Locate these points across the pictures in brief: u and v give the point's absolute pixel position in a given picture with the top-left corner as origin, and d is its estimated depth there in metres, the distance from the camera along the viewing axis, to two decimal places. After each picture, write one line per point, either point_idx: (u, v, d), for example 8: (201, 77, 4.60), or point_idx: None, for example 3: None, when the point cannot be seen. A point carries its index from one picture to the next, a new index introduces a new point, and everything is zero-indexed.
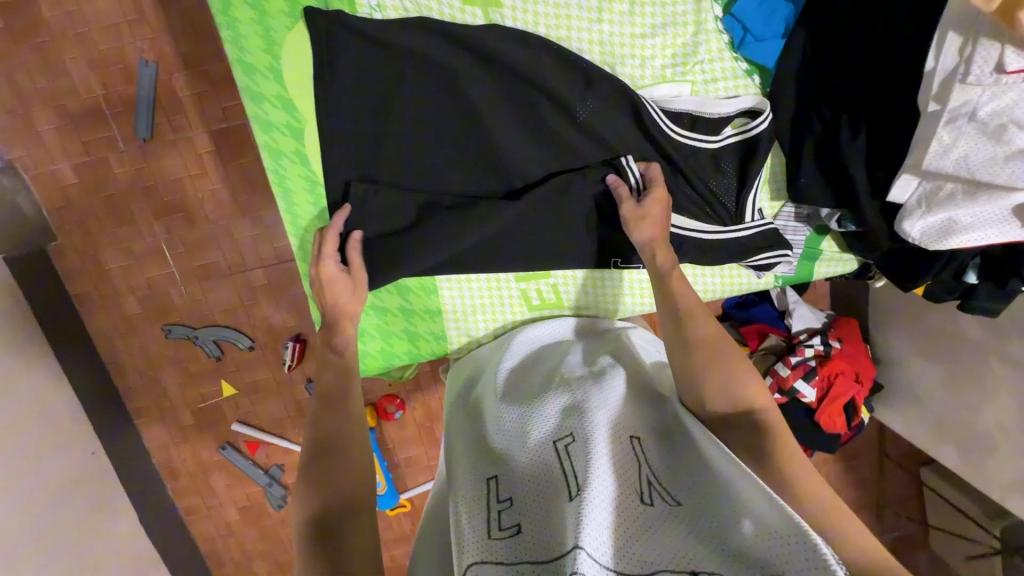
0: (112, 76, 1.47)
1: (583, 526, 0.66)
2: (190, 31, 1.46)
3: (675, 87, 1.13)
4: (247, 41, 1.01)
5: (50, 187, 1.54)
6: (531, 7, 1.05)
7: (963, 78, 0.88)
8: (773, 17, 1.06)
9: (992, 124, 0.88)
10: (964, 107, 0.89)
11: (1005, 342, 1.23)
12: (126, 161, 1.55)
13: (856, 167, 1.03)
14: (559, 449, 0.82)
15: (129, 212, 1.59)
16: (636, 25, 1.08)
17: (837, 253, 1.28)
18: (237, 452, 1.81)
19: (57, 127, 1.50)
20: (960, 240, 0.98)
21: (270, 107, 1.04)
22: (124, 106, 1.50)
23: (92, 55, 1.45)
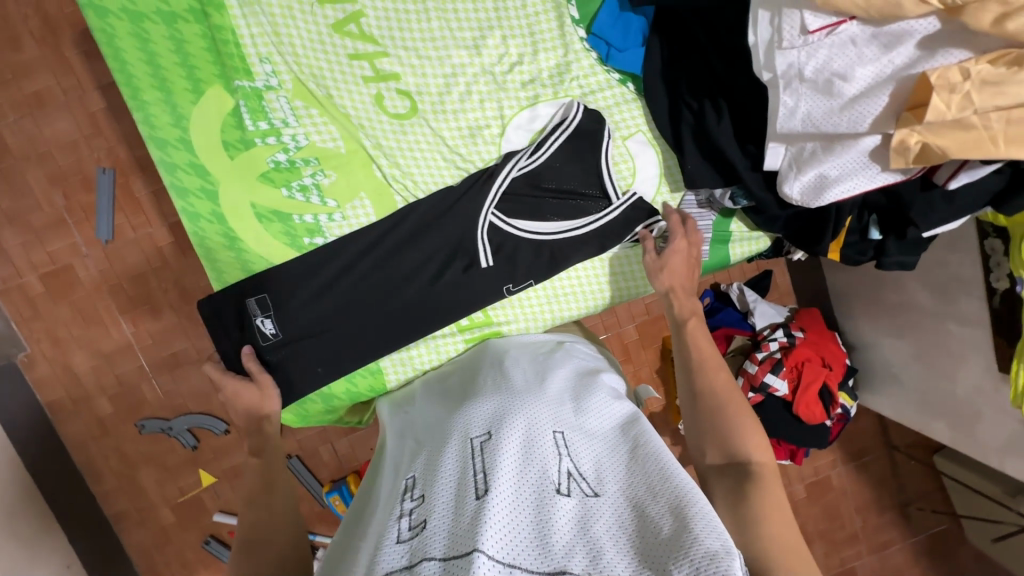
0: (73, 187, 1.43)
1: (485, 523, 0.45)
2: (141, 135, 1.44)
3: (557, 106, 0.85)
4: (158, 119, 0.79)
5: (20, 302, 1.45)
6: (419, 48, 0.82)
7: (787, 39, 0.62)
8: (629, 29, 0.82)
9: (820, 80, 0.62)
10: (791, 71, 0.63)
11: (953, 304, 1.23)
12: (93, 265, 1.47)
13: (729, 147, 0.77)
14: (472, 452, 0.57)
15: (96, 310, 1.48)
16: (511, 36, 0.83)
17: (747, 232, 0.91)
18: (223, 545, 1.57)
19: (22, 241, 1.43)
20: (838, 195, 0.70)
21: (186, 177, 0.80)
22: (85, 212, 1.45)
23: (50, 171, 1.41)
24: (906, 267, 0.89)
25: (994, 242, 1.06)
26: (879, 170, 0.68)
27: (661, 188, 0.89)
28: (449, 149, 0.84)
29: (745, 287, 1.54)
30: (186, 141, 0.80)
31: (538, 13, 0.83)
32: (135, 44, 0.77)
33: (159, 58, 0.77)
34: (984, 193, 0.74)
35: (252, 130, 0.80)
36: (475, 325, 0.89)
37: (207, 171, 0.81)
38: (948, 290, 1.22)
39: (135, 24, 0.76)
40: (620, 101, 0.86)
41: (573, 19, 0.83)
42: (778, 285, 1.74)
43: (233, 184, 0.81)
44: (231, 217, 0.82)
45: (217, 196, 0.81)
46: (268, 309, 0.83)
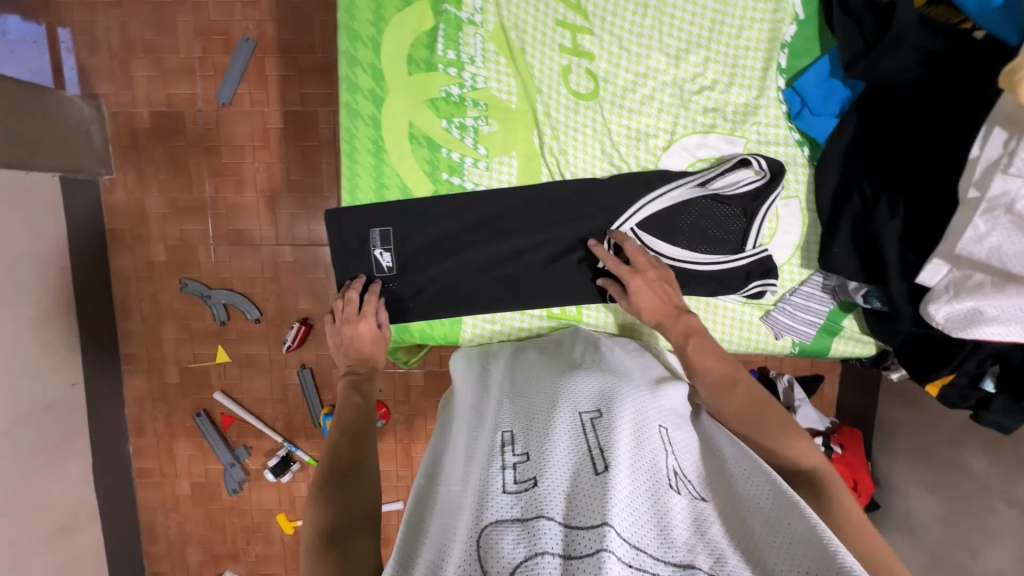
0: (213, 43, 1.34)
1: (610, 500, 0.45)
2: (294, 16, 1.33)
3: (729, 142, 0.84)
4: (360, 13, 0.80)
5: (123, 127, 1.36)
6: (624, 39, 0.81)
7: (1016, 169, 0.60)
8: (831, 99, 0.80)
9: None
10: (1003, 198, 0.62)
11: (1011, 485, 1.18)
12: (200, 120, 1.37)
13: (890, 248, 0.75)
14: (581, 422, 0.57)
15: (185, 160, 1.38)
16: (714, 60, 0.82)
17: (857, 333, 0.89)
18: (211, 425, 1.45)
19: (148, 75, 1.34)
20: (987, 334, 0.68)
21: (361, 77, 0.81)
22: (216, 71, 1.35)
23: (199, 22, 1.33)
24: (1000, 431, 0.85)
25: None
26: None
27: (792, 259, 0.87)
28: (610, 143, 0.84)
29: (796, 384, 1.51)
30: (375, 42, 0.80)
31: (748, 49, 0.82)
32: None
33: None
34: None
35: (439, 55, 0.81)
36: (563, 317, 0.89)
37: (382, 77, 0.81)
38: (1015, 470, 1.17)
39: None
40: (790, 162, 0.85)
41: (780, 67, 0.82)
42: (824, 395, 1.72)
43: (401, 100, 0.82)
44: (387, 127, 0.83)
45: (382, 103, 0.82)
46: (390, 242, 0.85)
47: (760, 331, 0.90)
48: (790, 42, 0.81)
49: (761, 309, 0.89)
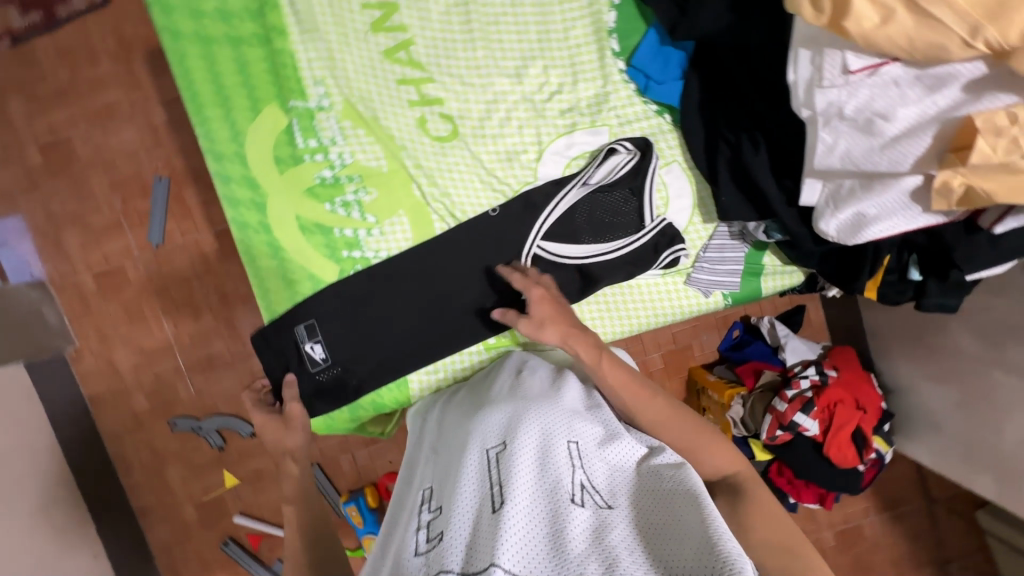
0: (131, 192, 1.40)
1: (498, 542, 0.49)
2: (196, 143, 1.40)
3: (594, 134, 0.87)
4: (218, 134, 0.84)
5: (72, 296, 1.40)
6: (463, 76, 0.85)
7: (828, 78, 0.62)
8: (670, 65, 0.84)
9: (861, 120, 0.62)
10: (830, 108, 0.63)
11: (1002, 354, 1.17)
12: (141, 266, 1.41)
13: (766, 183, 0.77)
14: (486, 464, 0.61)
15: (140, 307, 1.42)
16: (551, 67, 0.86)
17: (780, 266, 0.91)
18: (241, 548, 1.45)
19: (81, 241, 1.39)
20: (876, 233, 0.70)
21: (240, 191, 0.85)
22: (141, 216, 1.40)
23: (112, 177, 1.39)
24: (944, 311, 0.86)
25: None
26: (921, 211, 0.67)
27: (694, 218, 0.90)
28: (484, 171, 0.87)
29: (776, 322, 1.53)
30: (241, 154, 0.85)
31: (580, 46, 0.86)
32: (205, 65, 0.83)
33: (224, 81, 0.83)
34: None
35: (302, 147, 0.85)
36: (501, 345, 0.91)
37: (257, 183, 0.85)
38: (998, 338, 1.17)
39: (204, 47, 0.82)
40: (658, 132, 0.88)
41: (614, 51, 0.85)
42: (811, 320, 1.71)
43: (281, 198, 0.86)
44: (277, 227, 0.86)
45: (264, 207, 0.86)
46: (317, 334, 0.87)
47: (689, 294, 0.92)
48: (615, 26, 0.84)
49: (682, 274, 0.91)
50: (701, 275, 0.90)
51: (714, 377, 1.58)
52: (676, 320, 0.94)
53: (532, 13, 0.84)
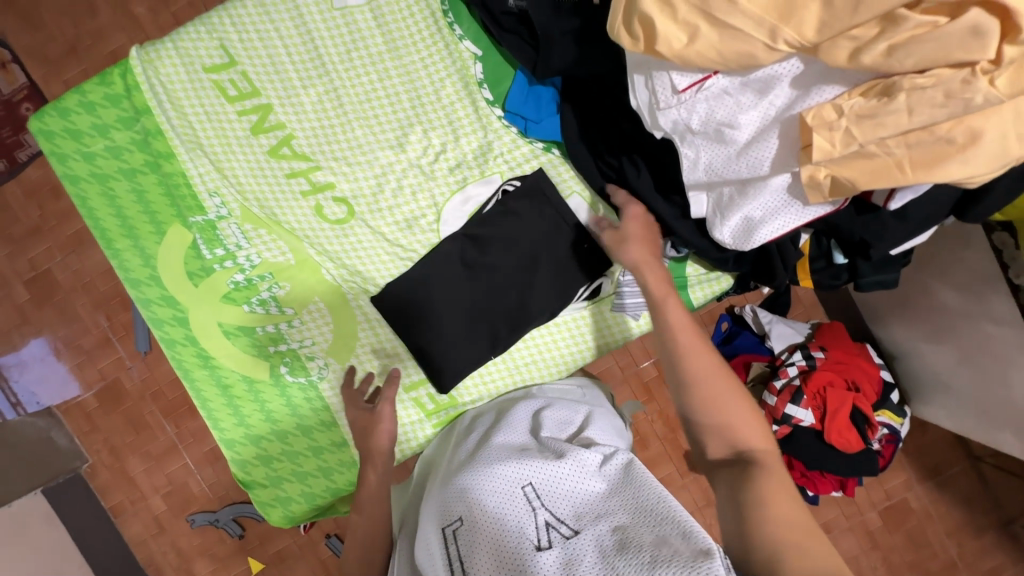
0: (113, 307, 1.44)
1: None
2: None
3: (487, 184, 0.87)
4: (130, 261, 0.88)
5: (78, 416, 1.44)
6: (348, 157, 0.87)
7: (662, 100, 0.60)
8: (542, 104, 0.83)
9: (711, 131, 0.60)
10: (678, 127, 0.62)
11: (985, 305, 1.09)
12: (136, 374, 1.44)
13: (653, 204, 0.75)
14: (448, 541, 0.64)
15: (141, 414, 1.44)
16: (431, 129, 0.87)
17: (706, 274, 0.87)
18: None
19: (76, 363, 1.44)
20: (767, 236, 0.66)
21: (160, 311, 0.88)
22: (126, 328, 1.44)
23: (93, 297, 1.44)
24: (887, 286, 0.81)
25: (1002, 236, 0.94)
26: (804, 205, 0.63)
27: None
28: (388, 242, 0.87)
29: (757, 309, 1.43)
30: (156, 277, 0.88)
31: (454, 103, 0.86)
32: (107, 202, 0.87)
33: (128, 213, 0.87)
34: (931, 202, 0.66)
35: (210, 258, 0.88)
36: (442, 408, 0.91)
37: (176, 301, 0.88)
38: (976, 290, 1.09)
39: (103, 184, 0.87)
40: (550, 168, 0.87)
41: (487, 101, 0.86)
42: (802, 297, 1.61)
43: (201, 310, 0.88)
44: (202, 337, 0.89)
45: (186, 320, 0.88)
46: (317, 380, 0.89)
47: (619, 318, 0.90)
48: (483, 77, 0.85)
49: (607, 301, 0.89)
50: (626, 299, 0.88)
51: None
52: (611, 348, 0.91)
53: (401, 83, 0.86)
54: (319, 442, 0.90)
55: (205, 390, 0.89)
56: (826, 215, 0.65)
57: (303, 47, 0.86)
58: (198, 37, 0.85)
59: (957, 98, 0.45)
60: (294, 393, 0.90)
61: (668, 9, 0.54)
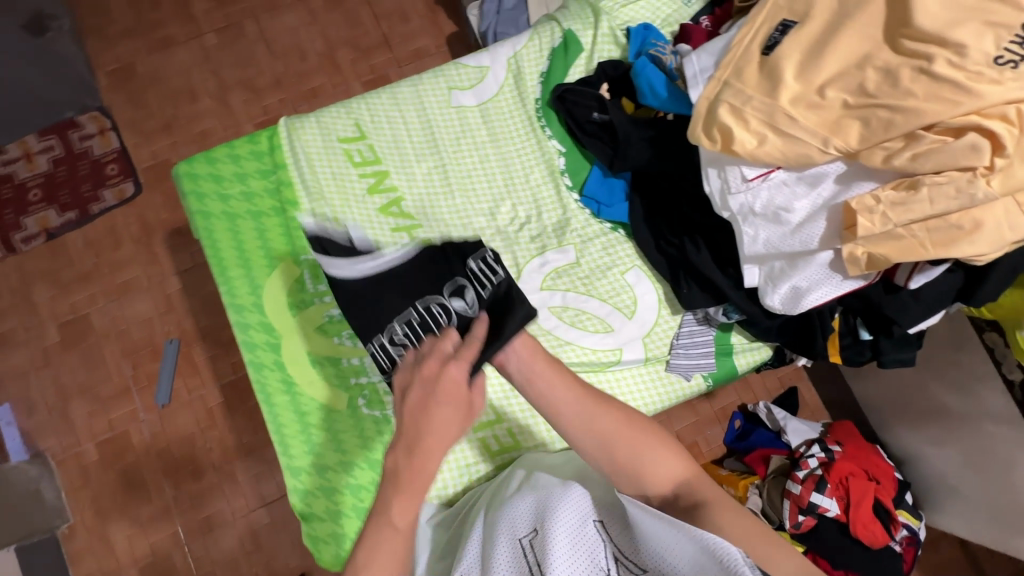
0: (141, 356, 1.44)
1: None
2: (205, 304, 1.49)
3: (562, 252, 1.02)
4: (237, 287, 0.97)
5: (71, 471, 1.37)
6: (447, 219, 1.02)
7: (732, 187, 0.78)
8: (614, 192, 1.02)
9: (770, 213, 0.77)
10: (742, 207, 0.79)
11: (979, 400, 1.21)
12: (147, 429, 1.40)
13: (712, 274, 0.90)
14: (524, 550, 0.69)
15: (141, 473, 1.38)
16: (518, 204, 1.04)
17: (748, 343, 1.00)
18: None
19: (87, 411, 1.40)
20: (813, 302, 0.79)
21: (255, 335, 0.95)
22: (149, 379, 1.43)
23: (124, 345, 1.45)
24: (905, 363, 0.94)
25: (992, 335, 1.13)
26: (843, 277, 0.78)
27: (662, 311, 1.00)
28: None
29: (772, 406, 1.54)
30: (258, 304, 0.97)
31: (540, 186, 1.05)
32: (229, 235, 0.99)
33: (246, 248, 0.99)
34: (944, 290, 0.82)
35: (312, 292, 0.98)
36: (506, 450, 0.97)
37: (272, 327, 0.96)
38: (972, 388, 1.21)
39: (230, 220, 0.99)
40: (616, 244, 1.03)
41: (568, 186, 1.04)
42: (808, 402, 1.71)
43: (295, 338, 0.96)
44: (291, 362, 0.95)
45: (278, 345, 0.96)
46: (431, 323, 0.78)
47: (671, 379, 1.00)
48: (565, 167, 1.04)
49: (662, 362, 0.99)
50: (679, 360, 0.99)
51: (727, 470, 1.54)
52: (664, 407, 1.00)
53: (497, 166, 1.05)
54: (383, 477, 0.92)
55: (282, 413, 0.93)
56: (858, 288, 0.80)
57: (420, 131, 1.05)
58: (338, 116, 1.04)
59: (964, 190, 0.63)
60: (367, 425, 0.94)
61: (742, 121, 0.73)
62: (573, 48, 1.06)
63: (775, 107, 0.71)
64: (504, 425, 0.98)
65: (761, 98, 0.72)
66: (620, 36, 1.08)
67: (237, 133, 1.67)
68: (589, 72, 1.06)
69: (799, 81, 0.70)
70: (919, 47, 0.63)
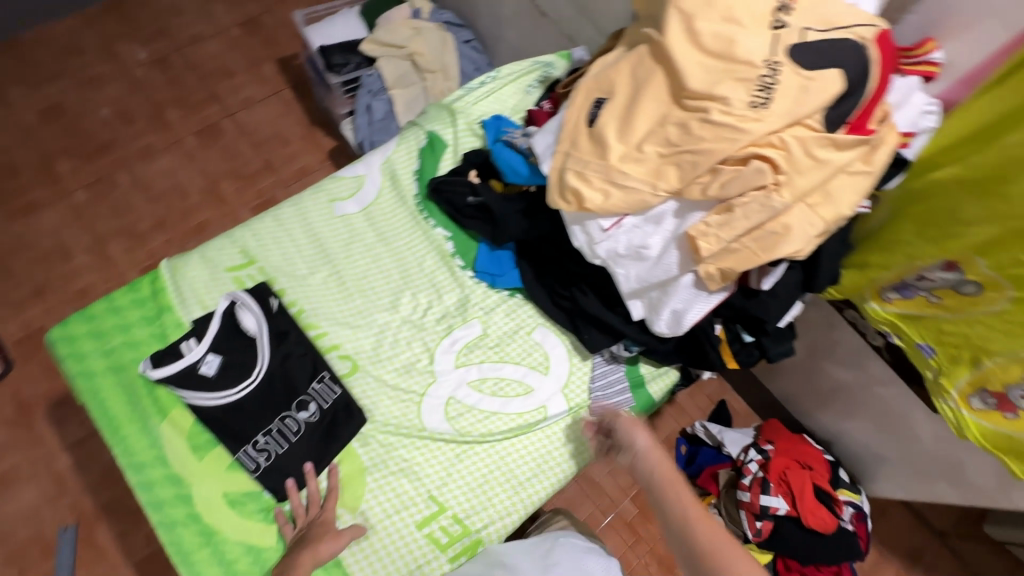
0: (30, 557, 1.34)
1: None
2: (103, 478, 1.42)
3: (468, 327, 1.06)
4: (133, 445, 0.90)
5: None
6: (351, 320, 1.04)
7: (597, 238, 0.90)
8: (505, 263, 1.09)
9: (634, 253, 0.88)
10: (611, 254, 0.90)
11: (866, 369, 1.35)
12: None
13: (605, 316, 0.99)
14: None
15: None
16: (417, 292, 1.08)
17: (655, 368, 1.08)
18: None
19: None
20: (691, 319, 0.89)
21: (161, 491, 0.88)
22: None
23: (8, 549, 1.34)
24: (788, 354, 1.05)
25: (853, 312, 1.26)
26: (709, 293, 0.87)
27: (574, 360, 1.06)
28: (389, 388, 1.00)
29: (705, 423, 1.59)
30: (160, 455, 0.90)
31: (434, 272, 1.10)
32: (118, 389, 0.93)
33: (138, 401, 0.93)
34: (793, 283, 0.95)
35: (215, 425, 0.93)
36: (457, 539, 0.93)
37: (180, 477, 0.90)
38: (855, 359, 1.36)
39: (117, 372, 0.94)
40: (517, 309, 1.09)
41: (461, 266, 1.11)
42: (737, 410, 1.83)
43: (207, 481, 0.90)
44: (206, 510, 0.89)
45: (188, 494, 0.89)
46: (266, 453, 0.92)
47: None
48: (454, 249, 1.11)
49: (585, 408, 1.04)
50: (602, 399, 1.04)
51: None
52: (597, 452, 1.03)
53: (391, 262, 1.10)
54: None
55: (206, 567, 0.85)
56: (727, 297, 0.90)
57: (309, 244, 1.09)
58: (222, 248, 1.05)
59: (766, 203, 0.76)
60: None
61: (586, 181, 0.85)
62: (438, 145, 1.17)
63: (608, 167, 0.83)
64: (448, 514, 0.94)
65: (596, 161, 0.85)
66: (478, 128, 1.19)
67: (120, 285, 1.61)
68: (458, 161, 1.17)
69: (621, 141, 0.83)
70: (698, 103, 0.77)
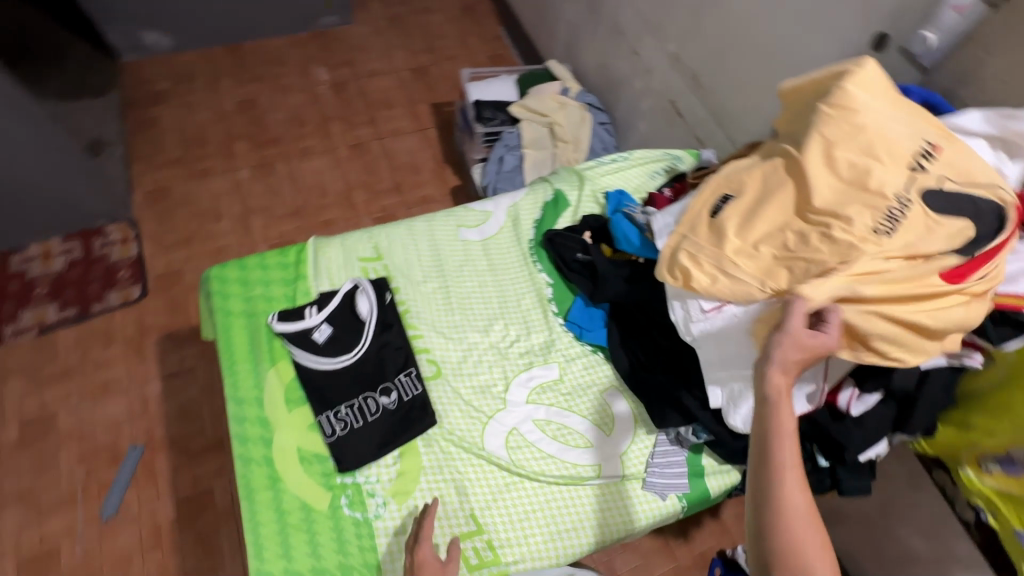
0: (98, 462, 1.46)
1: None
2: (180, 412, 1.54)
3: (547, 369, 1.12)
4: (241, 382, 1.03)
5: None
6: (447, 331, 1.14)
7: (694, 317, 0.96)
8: (597, 321, 1.16)
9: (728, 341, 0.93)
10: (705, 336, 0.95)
11: (949, 546, 1.22)
12: (84, 545, 1.36)
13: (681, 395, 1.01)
14: None
15: None
16: (509, 323, 1.17)
17: (718, 463, 1.07)
18: None
19: (23, 523, 1.37)
20: None
21: (249, 428, 0.99)
22: (97, 489, 1.43)
23: (84, 450, 1.46)
24: (863, 492, 1.01)
25: (940, 473, 1.17)
26: None
27: (638, 431, 1.08)
28: (462, 401, 1.07)
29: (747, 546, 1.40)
30: (259, 397, 1.03)
31: (530, 309, 1.19)
32: (245, 332, 1.08)
33: (257, 345, 1.07)
34: (883, 419, 0.93)
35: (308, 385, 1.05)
36: (484, 565, 0.95)
37: (268, 421, 1.01)
38: (938, 531, 1.24)
39: (249, 317, 1.10)
40: (596, 366, 1.13)
41: (555, 313, 1.19)
42: None
43: (288, 432, 1.00)
44: (280, 457, 0.98)
45: (268, 436, 1.00)
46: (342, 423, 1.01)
47: (648, 499, 1.03)
48: (552, 296, 1.20)
49: (638, 479, 1.04)
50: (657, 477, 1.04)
51: None
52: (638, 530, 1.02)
53: (494, 290, 1.21)
54: None
55: (264, 509, 0.93)
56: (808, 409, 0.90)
57: (429, 256, 1.23)
58: (359, 240, 1.22)
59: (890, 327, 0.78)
60: (347, 527, 0.94)
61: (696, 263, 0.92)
62: (562, 203, 1.29)
63: (721, 256, 0.90)
64: (484, 537, 0.96)
65: (711, 248, 0.91)
66: (600, 197, 1.31)
67: (250, 252, 1.83)
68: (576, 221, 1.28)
69: (739, 236, 0.89)
70: (822, 219, 0.82)
